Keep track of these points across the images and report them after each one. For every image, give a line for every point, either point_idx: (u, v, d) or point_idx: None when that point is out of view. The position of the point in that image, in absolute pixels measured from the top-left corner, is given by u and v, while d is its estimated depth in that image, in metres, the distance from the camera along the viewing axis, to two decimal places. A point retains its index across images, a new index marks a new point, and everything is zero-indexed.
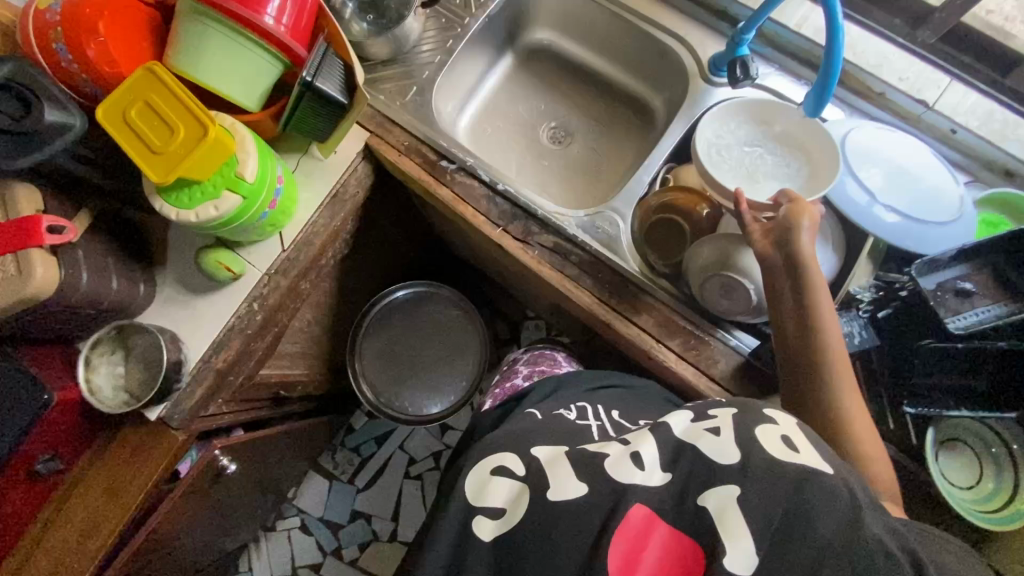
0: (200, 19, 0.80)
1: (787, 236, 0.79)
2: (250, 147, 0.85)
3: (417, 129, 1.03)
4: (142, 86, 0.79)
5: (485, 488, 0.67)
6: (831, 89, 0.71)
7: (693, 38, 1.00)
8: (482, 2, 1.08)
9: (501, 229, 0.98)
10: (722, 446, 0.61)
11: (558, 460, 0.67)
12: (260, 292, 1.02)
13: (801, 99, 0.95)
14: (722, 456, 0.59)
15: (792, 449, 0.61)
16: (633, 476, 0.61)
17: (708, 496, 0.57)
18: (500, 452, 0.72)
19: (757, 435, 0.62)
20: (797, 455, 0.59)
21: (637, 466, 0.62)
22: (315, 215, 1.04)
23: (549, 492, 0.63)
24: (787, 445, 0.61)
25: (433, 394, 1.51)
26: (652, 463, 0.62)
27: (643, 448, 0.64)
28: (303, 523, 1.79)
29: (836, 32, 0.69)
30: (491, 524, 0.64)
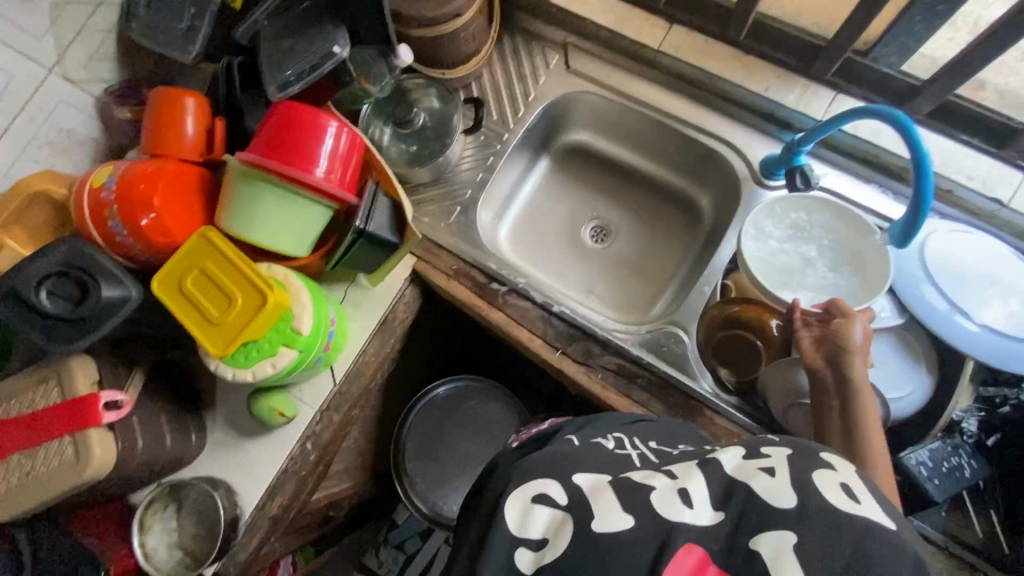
0: (252, 183, 0.80)
1: (840, 354, 0.74)
2: (304, 299, 0.83)
3: (464, 252, 1.01)
4: (197, 254, 0.79)
5: (518, 511, 0.53)
6: (927, 207, 0.67)
7: (741, 143, 0.99)
8: (519, 116, 1.08)
9: (560, 351, 0.94)
10: (777, 485, 0.48)
11: (600, 489, 0.53)
12: (313, 430, 0.98)
13: (863, 199, 0.92)
14: (779, 499, 0.47)
15: (851, 498, 0.47)
16: (681, 515, 0.48)
17: (761, 540, 0.45)
18: (536, 474, 0.56)
19: (816, 476, 0.49)
20: (860, 504, 0.46)
21: (686, 504, 0.49)
22: (365, 346, 1.01)
23: (592, 523, 0.49)
24: (848, 493, 0.48)
25: None
26: (698, 502, 0.49)
27: (691, 484, 0.51)
28: None
29: (926, 177, 0.66)
30: (529, 554, 0.50)
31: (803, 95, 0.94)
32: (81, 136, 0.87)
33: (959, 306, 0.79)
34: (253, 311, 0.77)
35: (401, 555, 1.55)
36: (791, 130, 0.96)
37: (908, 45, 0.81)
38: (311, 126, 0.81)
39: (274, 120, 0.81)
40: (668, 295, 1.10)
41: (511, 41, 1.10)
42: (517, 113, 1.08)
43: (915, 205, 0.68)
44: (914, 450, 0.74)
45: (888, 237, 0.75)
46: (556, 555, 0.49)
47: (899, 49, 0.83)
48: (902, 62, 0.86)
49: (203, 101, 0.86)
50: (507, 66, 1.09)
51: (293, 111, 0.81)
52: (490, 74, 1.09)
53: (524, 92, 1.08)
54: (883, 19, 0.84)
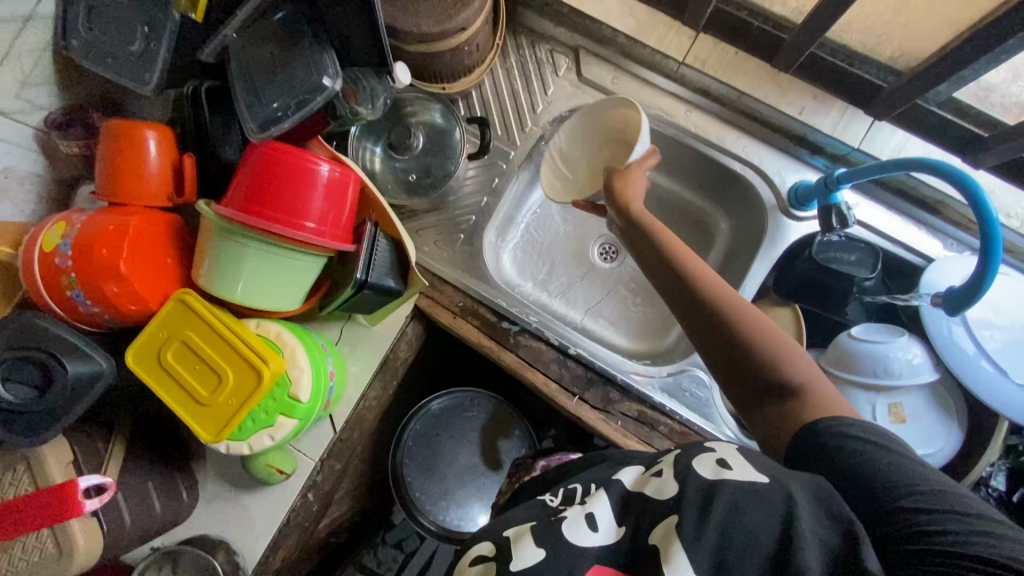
0: (236, 239, 0.70)
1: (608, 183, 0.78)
2: (301, 361, 0.75)
3: (471, 288, 0.93)
4: (176, 320, 0.69)
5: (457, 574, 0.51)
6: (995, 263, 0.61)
7: (769, 166, 0.91)
8: (526, 130, 0.98)
9: (577, 397, 0.89)
10: (663, 482, 0.50)
11: (523, 532, 0.51)
12: (316, 481, 0.93)
13: (896, 232, 0.87)
14: (662, 493, 0.49)
15: (728, 469, 0.48)
16: (586, 539, 0.48)
17: (657, 535, 0.46)
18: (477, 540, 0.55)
19: (696, 460, 0.50)
20: (733, 471, 0.48)
21: (592, 527, 0.49)
22: (366, 390, 0.94)
23: (509, 564, 0.48)
24: (722, 463, 0.49)
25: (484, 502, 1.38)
26: (607, 522, 0.49)
27: (597, 505, 0.51)
28: None
29: (995, 245, 0.61)
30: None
31: (839, 121, 0.89)
32: (22, 175, 0.73)
33: (985, 347, 0.75)
34: (246, 391, 0.68)
35: (400, 554, 1.55)
36: (822, 154, 0.90)
37: (966, 75, 0.71)
38: (301, 170, 0.71)
39: (254, 163, 0.70)
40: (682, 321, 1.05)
41: (516, 43, 0.98)
42: (523, 126, 0.97)
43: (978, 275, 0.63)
44: None
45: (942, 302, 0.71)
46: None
47: (955, 79, 0.72)
48: (953, 90, 0.75)
49: (168, 133, 0.73)
50: (512, 72, 0.97)
51: (277, 153, 0.70)
52: (493, 81, 0.97)
53: (532, 104, 0.97)
54: (935, 42, 0.76)
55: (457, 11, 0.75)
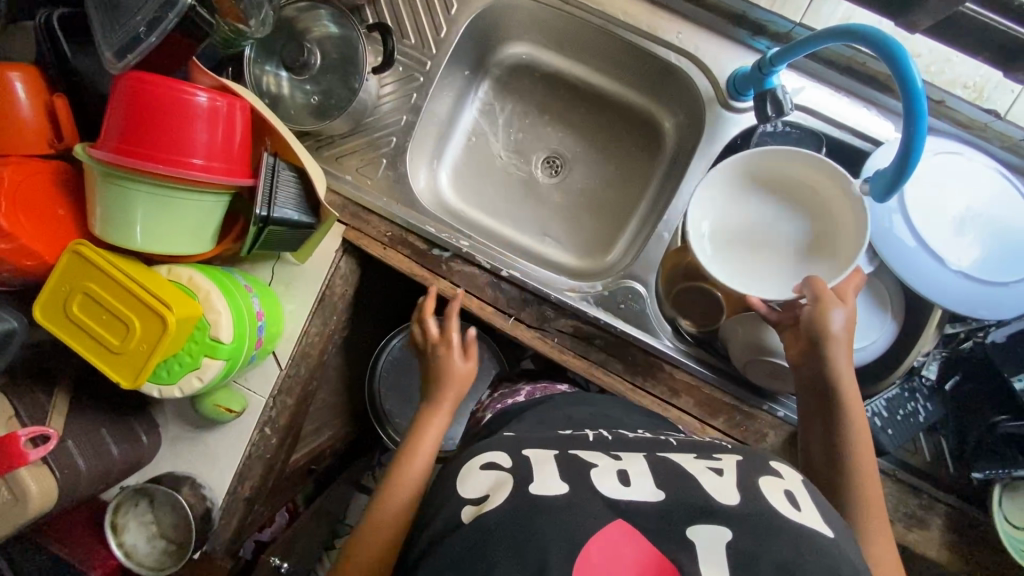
0: (120, 184, 0.67)
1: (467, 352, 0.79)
2: (217, 304, 0.75)
3: (397, 216, 0.90)
4: (75, 273, 0.68)
5: (466, 474, 0.55)
6: (922, 130, 0.54)
7: (705, 53, 0.83)
8: (441, 37, 0.89)
9: (513, 318, 0.88)
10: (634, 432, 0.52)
11: (546, 460, 0.54)
12: (270, 416, 0.95)
13: (842, 117, 0.80)
14: (725, 496, 0.47)
15: (794, 505, 0.48)
16: (616, 490, 0.49)
17: (699, 531, 0.44)
18: (486, 450, 0.59)
19: (760, 480, 0.51)
20: (801, 511, 0.47)
21: (624, 482, 0.50)
22: (306, 327, 0.94)
23: (530, 485, 0.50)
24: (791, 498, 0.48)
25: None
26: (640, 481, 0.50)
27: (629, 465, 0.53)
28: None
29: (919, 115, 0.54)
30: (470, 507, 0.50)
31: None
32: None
33: (926, 242, 0.71)
34: (155, 337, 0.67)
35: None
36: (764, 35, 0.81)
37: None
38: (168, 102, 0.65)
39: (122, 99, 0.65)
40: (628, 231, 1.01)
41: None
42: (438, 33, 0.89)
43: (903, 154, 0.56)
44: (871, 401, 0.73)
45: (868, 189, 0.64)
46: (495, 501, 0.49)
47: None
48: None
49: (35, 73, 0.68)
50: None
51: (144, 85, 0.64)
52: None
53: (444, 5, 0.88)
54: None
55: None
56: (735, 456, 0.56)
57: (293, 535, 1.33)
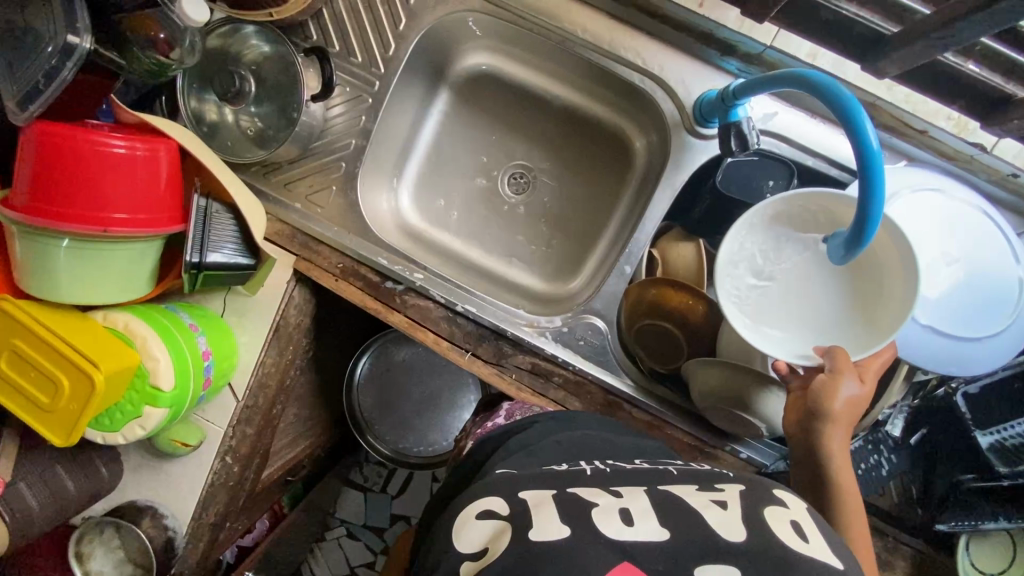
0: (37, 238, 0.64)
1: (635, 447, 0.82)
2: (155, 352, 0.72)
3: (348, 247, 0.86)
4: (1, 329, 0.66)
5: (460, 525, 0.49)
6: (879, 195, 0.48)
7: (670, 74, 0.76)
8: (389, 54, 0.83)
9: (470, 353, 0.85)
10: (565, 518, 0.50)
11: (544, 500, 0.48)
12: (230, 445, 0.94)
13: (815, 146, 0.75)
14: (731, 535, 0.44)
15: (801, 536, 0.45)
16: (620, 532, 0.44)
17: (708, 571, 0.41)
18: (474, 494, 0.52)
19: (765, 513, 0.47)
20: (809, 544, 0.44)
21: (626, 521, 0.45)
22: (261, 358, 0.92)
23: (530, 533, 0.45)
24: (797, 528, 0.45)
25: (437, 426, 1.43)
26: (643, 521, 0.45)
27: (633, 503, 0.47)
28: (349, 532, 1.65)
29: (878, 189, 0.48)
30: (469, 562, 0.45)
31: None
32: None
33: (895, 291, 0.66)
34: (84, 395, 0.65)
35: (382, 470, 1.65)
36: (734, 55, 0.74)
37: None
38: (78, 152, 0.61)
39: (31, 153, 0.61)
40: (596, 254, 0.96)
41: None
42: (386, 49, 0.83)
43: (862, 224, 0.51)
44: None
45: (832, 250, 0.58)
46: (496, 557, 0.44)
47: None
48: None
49: None
50: None
51: (51, 138, 0.60)
52: None
53: (392, 19, 0.82)
54: None
55: None
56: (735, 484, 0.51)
57: (275, 540, 1.36)
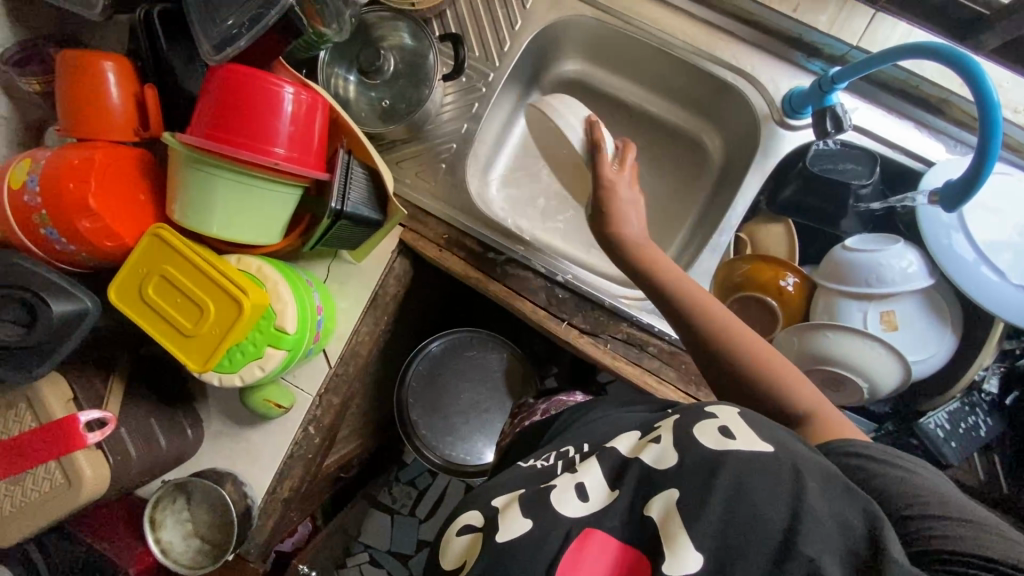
0: (204, 170, 0.69)
1: None
2: (285, 294, 0.75)
3: (455, 219, 0.91)
4: (153, 255, 0.69)
5: (448, 539, 0.55)
6: (996, 137, 0.58)
7: (761, 73, 0.87)
8: (504, 50, 0.93)
9: (566, 323, 0.89)
10: (662, 450, 0.50)
11: (512, 501, 0.53)
12: (315, 414, 0.94)
13: (896, 137, 0.83)
14: (661, 462, 0.49)
15: (728, 437, 0.48)
16: (576, 508, 0.49)
17: (653, 505, 0.47)
18: (463, 510, 0.57)
19: (693, 430, 0.50)
20: (734, 440, 0.47)
21: (581, 496, 0.50)
22: (357, 326, 0.94)
23: (496, 535, 0.49)
24: (724, 432, 0.49)
25: (490, 434, 1.34)
26: (598, 491, 0.50)
27: (588, 475, 0.53)
28: (373, 558, 1.57)
29: (995, 139, 0.58)
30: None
31: (837, 17, 0.82)
32: None
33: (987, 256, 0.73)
34: (229, 321, 0.68)
35: (414, 490, 1.60)
36: (819, 58, 0.85)
37: None
38: (262, 92, 0.68)
39: (218, 91, 0.68)
40: (675, 244, 1.02)
41: None
42: (501, 46, 0.93)
43: (976, 172, 0.61)
44: (932, 413, 0.74)
45: (939, 199, 0.68)
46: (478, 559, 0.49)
47: None
48: None
49: (127, 65, 0.71)
50: None
51: (240, 78, 0.67)
52: None
53: (510, 21, 0.93)
54: None
55: None
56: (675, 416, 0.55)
57: (316, 548, 1.29)
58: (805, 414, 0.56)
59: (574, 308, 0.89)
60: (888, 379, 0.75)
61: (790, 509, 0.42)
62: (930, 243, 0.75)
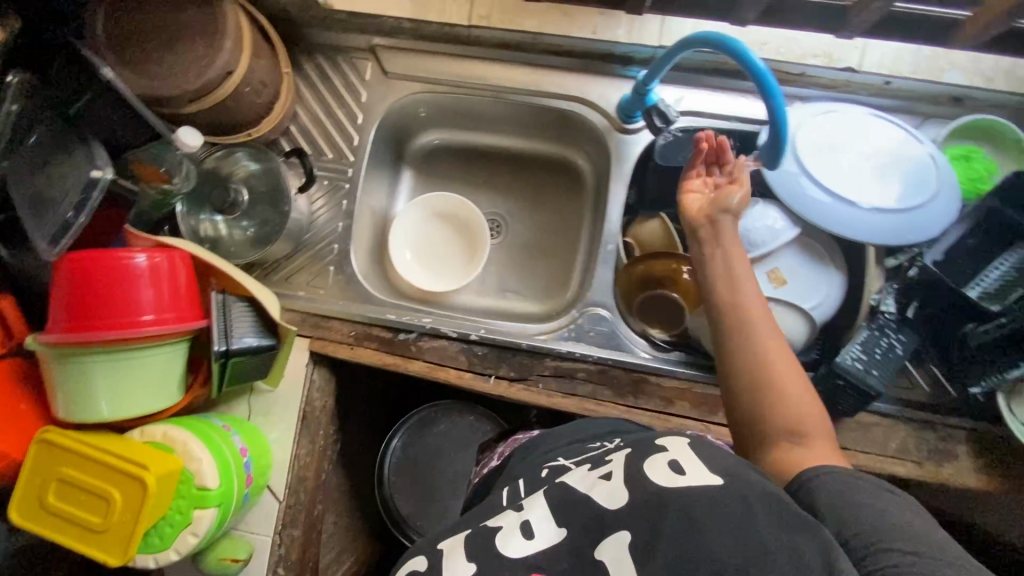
0: (75, 361, 0.68)
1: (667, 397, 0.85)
2: (196, 451, 0.73)
3: (356, 314, 0.91)
4: (46, 461, 0.67)
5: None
6: (778, 91, 0.63)
7: (590, 92, 0.91)
8: (355, 144, 0.96)
9: (494, 377, 0.88)
10: (614, 487, 0.49)
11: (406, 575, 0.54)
12: (280, 554, 0.90)
13: (725, 109, 0.88)
14: (613, 501, 0.48)
15: (678, 472, 0.48)
16: (521, 549, 0.47)
17: (605, 548, 0.45)
18: None
19: (645, 464, 0.50)
20: (684, 475, 0.47)
21: (525, 535, 0.48)
22: (296, 450, 0.92)
23: None
24: (675, 466, 0.48)
25: None
26: (547, 528, 0.48)
27: (533, 512, 0.50)
28: None
29: (777, 94, 0.63)
30: None
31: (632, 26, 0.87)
32: None
33: (834, 193, 0.76)
34: (137, 503, 0.66)
35: None
36: (634, 63, 0.90)
37: None
38: (112, 268, 0.68)
39: (67, 282, 0.68)
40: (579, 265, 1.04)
41: (314, 64, 0.96)
42: (351, 142, 0.96)
43: (775, 123, 0.65)
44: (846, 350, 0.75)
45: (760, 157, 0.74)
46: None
47: None
48: None
49: None
50: (321, 93, 0.96)
51: (84, 262, 0.67)
52: (306, 109, 0.96)
53: (351, 117, 0.96)
54: None
55: (211, 58, 0.72)
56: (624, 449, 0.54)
57: None
58: (805, 430, 0.57)
59: (497, 361, 0.89)
60: (795, 328, 0.77)
61: (745, 555, 0.40)
62: (809, 203, 0.77)
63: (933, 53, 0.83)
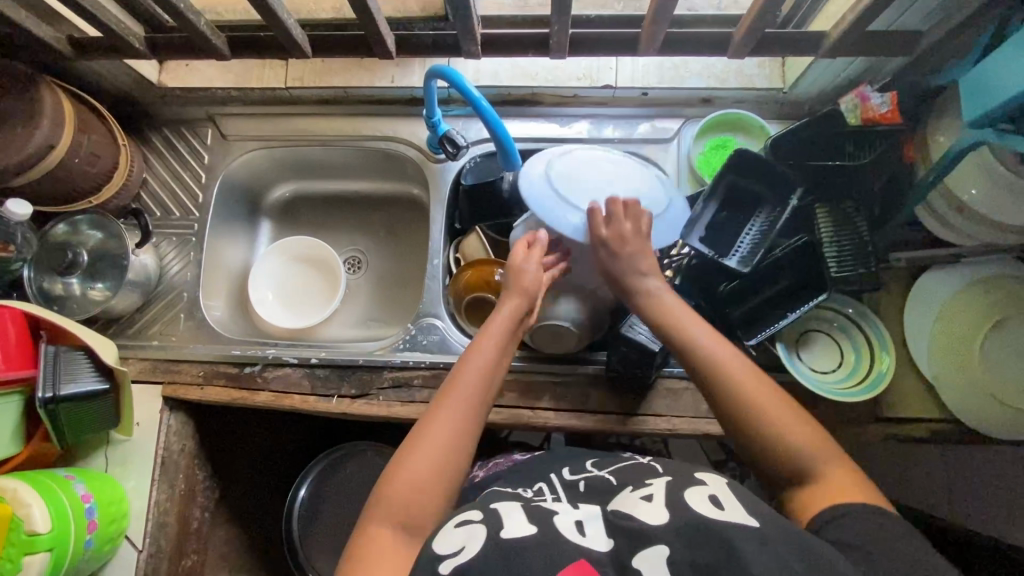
0: None
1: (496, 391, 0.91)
2: (26, 497, 0.76)
3: (204, 354, 0.97)
4: None
5: (441, 533, 0.56)
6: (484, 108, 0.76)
7: (402, 131, 1.04)
8: (200, 202, 1.05)
9: (337, 396, 0.94)
10: (655, 506, 0.54)
11: None
12: None
13: (517, 131, 1.00)
14: (656, 518, 0.53)
15: (718, 505, 0.53)
16: (576, 539, 0.53)
17: (644, 556, 0.50)
18: None
19: (687, 493, 0.55)
20: (725, 510, 0.52)
21: (579, 531, 0.54)
22: (154, 496, 0.93)
23: None
24: (714, 500, 0.53)
25: None
26: (596, 532, 0.54)
27: (586, 514, 0.57)
28: None
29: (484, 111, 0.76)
30: None
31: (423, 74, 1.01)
32: None
33: None
34: None
35: None
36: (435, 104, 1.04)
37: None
38: None
39: None
40: None
41: (160, 135, 1.08)
42: (195, 200, 1.05)
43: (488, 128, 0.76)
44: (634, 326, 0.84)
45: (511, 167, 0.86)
46: (474, 553, 0.52)
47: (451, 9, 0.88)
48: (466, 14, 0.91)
49: None
50: (166, 161, 1.07)
51: None
52: (155, 176, 1.06)
53: (195, 178, 1.06)
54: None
55: (32, 136, 0.83)
56: (666, 478, 0.60)
57: None
58: (816, 471, 0.60)
59: (338, 380, 0.95)
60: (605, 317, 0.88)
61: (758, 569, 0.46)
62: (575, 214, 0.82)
63: (676, 65, 0.97)
